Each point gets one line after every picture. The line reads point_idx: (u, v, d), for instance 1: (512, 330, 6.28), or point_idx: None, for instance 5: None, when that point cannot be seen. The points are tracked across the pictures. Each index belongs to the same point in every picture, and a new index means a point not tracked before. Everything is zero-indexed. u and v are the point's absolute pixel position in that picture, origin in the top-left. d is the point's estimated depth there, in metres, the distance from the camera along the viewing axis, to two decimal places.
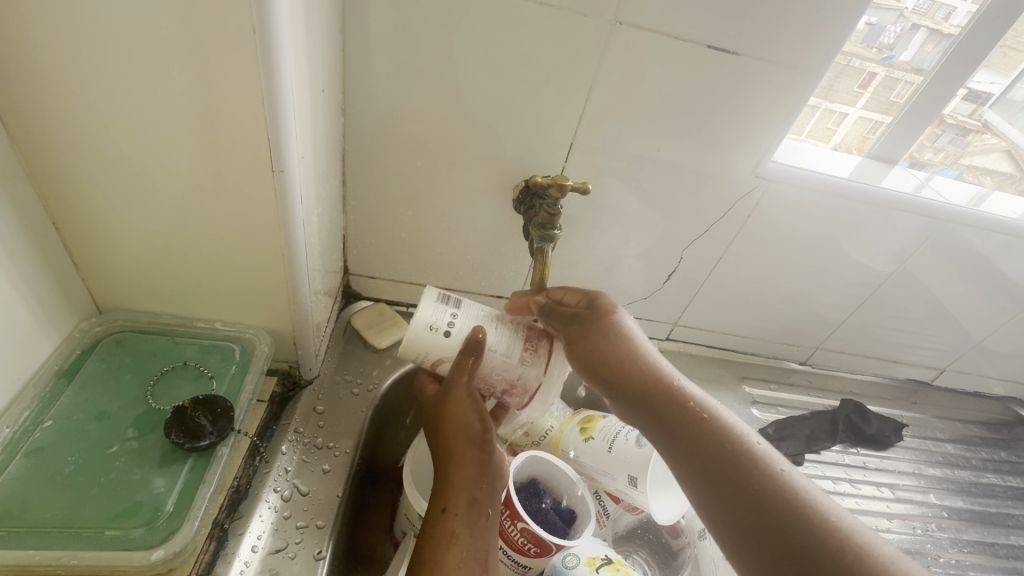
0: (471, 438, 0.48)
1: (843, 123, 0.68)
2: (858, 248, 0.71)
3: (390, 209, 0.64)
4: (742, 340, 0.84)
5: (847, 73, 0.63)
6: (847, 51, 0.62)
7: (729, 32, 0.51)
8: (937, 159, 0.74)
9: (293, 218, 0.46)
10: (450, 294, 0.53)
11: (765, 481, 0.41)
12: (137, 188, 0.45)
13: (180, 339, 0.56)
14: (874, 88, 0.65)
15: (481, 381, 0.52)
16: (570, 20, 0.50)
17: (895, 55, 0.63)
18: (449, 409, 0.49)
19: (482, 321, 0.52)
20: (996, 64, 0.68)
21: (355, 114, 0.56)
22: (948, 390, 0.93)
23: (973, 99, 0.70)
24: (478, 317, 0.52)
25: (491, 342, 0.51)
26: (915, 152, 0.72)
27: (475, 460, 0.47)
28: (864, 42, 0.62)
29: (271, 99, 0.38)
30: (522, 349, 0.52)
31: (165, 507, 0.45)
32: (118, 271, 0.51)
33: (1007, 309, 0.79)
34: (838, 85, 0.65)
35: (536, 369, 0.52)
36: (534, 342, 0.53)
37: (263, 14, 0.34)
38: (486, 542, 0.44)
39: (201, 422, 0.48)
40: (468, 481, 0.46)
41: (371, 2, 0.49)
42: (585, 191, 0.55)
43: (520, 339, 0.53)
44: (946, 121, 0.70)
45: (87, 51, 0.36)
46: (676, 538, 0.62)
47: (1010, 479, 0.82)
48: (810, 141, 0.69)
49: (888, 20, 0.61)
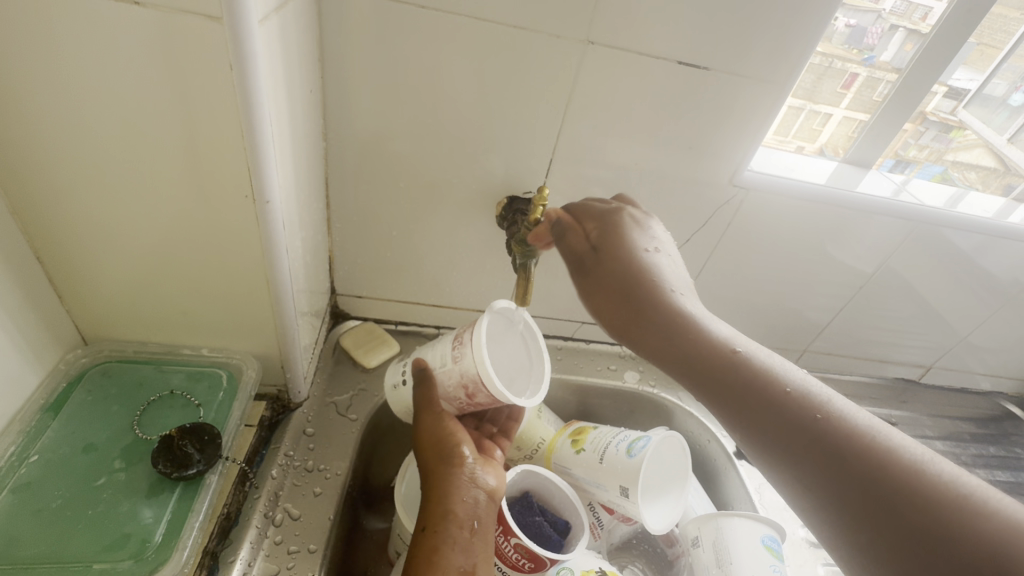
0: (442, 454, 0.50)
1: (828, 124, 0.70)
2: (842, 249, 0.72)
3: (376, 229, 0.64)
4: None
5: (829, 74, 0.66)
6: (827, 52, 0.64)
7: (699, 48, 0.52)
8: (922, 156, 0.76)
9: (276, 245, 0.47)
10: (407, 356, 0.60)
11: (847, 431, 0.39)
12: (122, 219, 0.45)
13: (166, 367, 0.56)
14: (857, 88, 0.67)
15: (447, 402, 0.54)
16: (544, 42, 0.51)
17: (875, 56, 0.65)
18: (414, 439, 0.52)
19: (429, 354, 0.56)
20: (975, 62, 0.70)
21: (337, 138, 0.57)
22: (936, 387, 0.94)
23: (954, 95, 0.72)
24: (427, 353, 0.56)
25: (434, 365, 0.54)
26: (900, 150, 0.74)
27: (448, 474, 0.48)
28: (843, 44, 0.65)
29: (251, 131, 0.39)
30: (450, 349, 0.53)
31: (152, 537, 0.45)
32: (103, 301, 0.51)
33: (991, 305, 0.80)
34: (822, 87, 0.67)
35: (467, 361, 0.51)
36: (459, 335, 0.54)
37: (241, 50, 0.35)
38: (469, 556, 0.44)
39: (189, 451, 0.48)
40: (442, 495, 0.47)
41: (347, 30, 0.50)
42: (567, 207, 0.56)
43: (451, 341, 0.54)
44: (929, 118, 0.73)
45: (73, 89, 0.37)
46: (671, 547, 0.62)
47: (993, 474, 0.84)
48: (797, 141, 0.71)
49: (867, 21, 0.64)
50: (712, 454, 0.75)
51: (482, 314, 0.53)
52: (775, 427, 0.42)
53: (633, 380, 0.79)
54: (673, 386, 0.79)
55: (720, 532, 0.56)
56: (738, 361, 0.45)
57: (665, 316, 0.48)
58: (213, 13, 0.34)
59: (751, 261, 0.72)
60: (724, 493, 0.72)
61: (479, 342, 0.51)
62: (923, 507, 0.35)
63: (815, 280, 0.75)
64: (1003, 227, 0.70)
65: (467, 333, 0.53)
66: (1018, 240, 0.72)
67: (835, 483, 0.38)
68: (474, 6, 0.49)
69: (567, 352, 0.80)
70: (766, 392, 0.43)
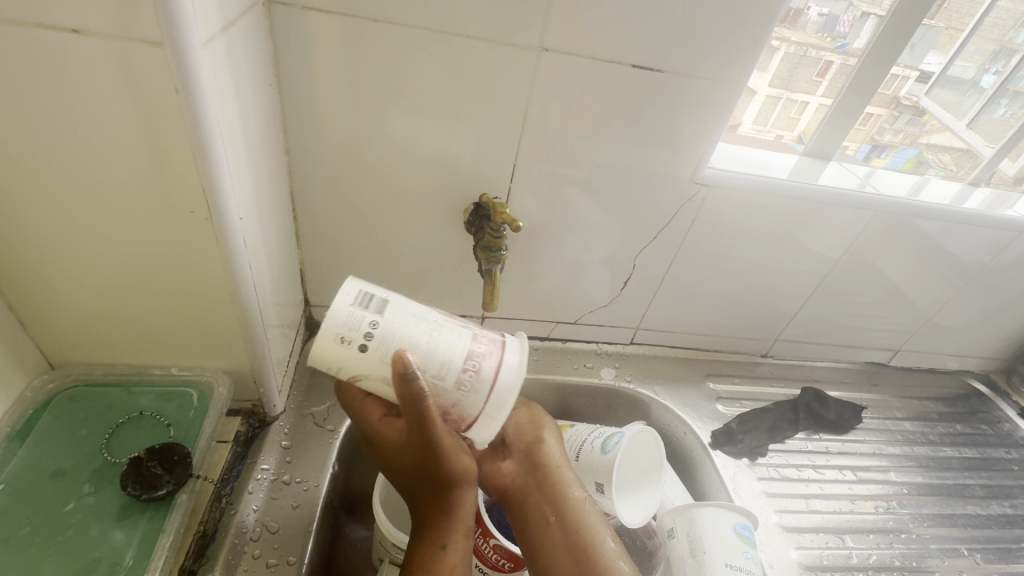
0: (457, 478, 0.47)
1: (805, 111, 0.73)
2: (811, 239, 0.73)
3: (346, 240, 0.65)
4: (706, 338, 0.85)
5: (805, 63, 0.69)
6: (801, 42, 0.68)
7: (649, 50, 0.53)
8: (897, 140, 0.80)
9: (238, 262, 0.47)
10: (375, 294, 0.46)
11: None
12: (78, 244, 0.45)
13: (135, 388, 0.56)
14: (833, 76, 0.70)
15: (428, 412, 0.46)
16: (498, 50, 0.52)
17: (848, 43, 0.68)
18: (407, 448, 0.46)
19: (419, 341, 0.45)
20: (944, 46, 0.75)
21: (299, 151, 0.57)
22: (905, 368, 0.96)
23: (926, 80, 0.77)
24: (417, 336, 0.45)
25: (428, 370, 0.45)
26: (877, 135, 0.78)
27: (460, 494, 0.47)
28: (819, 33, 0.68)
29: (202, 154, 0.40)
30: (463, 373, 0.45)
31: (122, 561, 0.45)
32: (65, 327, 0.51)
33: (953, 285, 0.82)
34: (798, 75, 0.70)
35: (474, 398, 0.46)
36: (477, 362, 0.46)
37: (185, 73, 0.36)
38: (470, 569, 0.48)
39: (157, 472, 0.48)
40: (450, 516, 0.47)
41: (301, 45, 0.50)
42: (517, 229, 0.54)
43: (464, 359, 0.45)
44: (903, 103, 0.76)
45: (17, 117, 0.37)
46: (649, 538, 0.63)
47: (960, 449, 0.87)
48: (776, 130, 0.75)
49: (839, 10, 0.68)
50: (689, 444, 0.77)
51: (515, 360, 0.47)
52: None
53: (610, 376, 0.80)
54: (649, 380, 0.81)
55: (694, 522, 0.57)
56: None
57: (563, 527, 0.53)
58: (154, 38, 0.34)
59: (718, 256, 0.73)
60: (701, 482, 0.74)
61: (505, 395, 0.47)
62: None
63: (785, 272, 0.77)
64: (963, 213, 0.72)
65: (495, 368, 0.46)
66: (980, 224, 0.74)
67: None
68: (426, 21, 0.50)
69: (544, 352, 0.80)
70: None
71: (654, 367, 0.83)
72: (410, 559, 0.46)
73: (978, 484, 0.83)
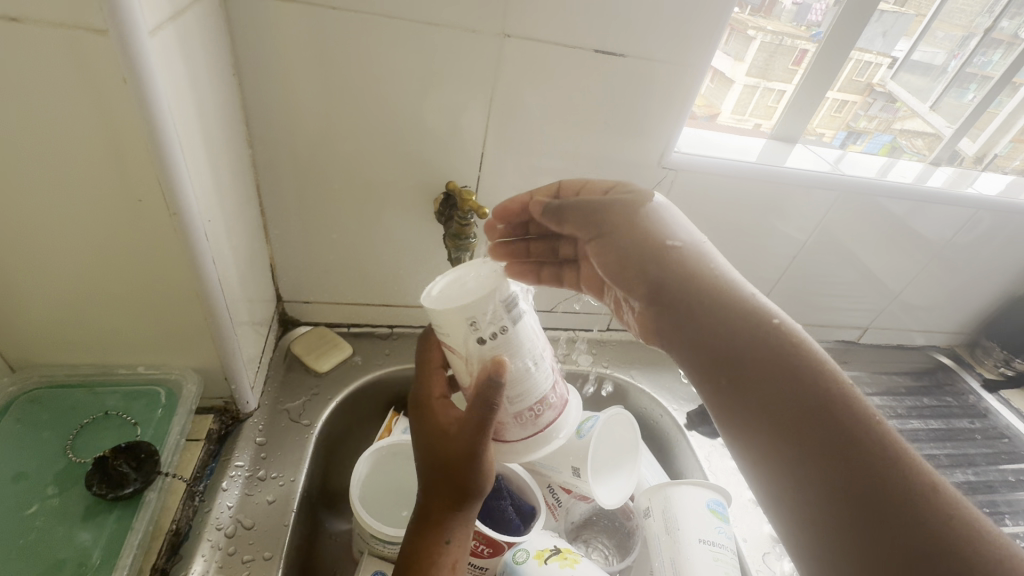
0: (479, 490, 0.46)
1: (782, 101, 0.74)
2: (780, 220, 0.74)
3: (316, 233, 0.64)
4: None
5: (779, 52, 0.70)
6: (776, 31, 0.69)
7: (612, 35, 0.54)
8: (873, 126, 0.81)
9: (200, 256, 0.46)
10: (518, 301, 0.45)
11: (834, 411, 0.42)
12: (32, 242, 0.44)
13: (100, 389, 0.55)
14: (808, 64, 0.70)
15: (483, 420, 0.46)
16: (460, 37, 0.52)
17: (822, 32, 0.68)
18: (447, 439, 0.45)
19: (524, 363, 0.45)
20: (913, 30, 0.76)
21: (263, 144, 0.56)
22: (876, 346, 0.99)
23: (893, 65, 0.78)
24: (527, 359, 0.45)
25: (514, 386, 0.44)
26: (852, 122, 0.80)
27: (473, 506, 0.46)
28: (792, 22, 0.69)
29: (157, 146, 0.39)
30: (529, 407, 0.46)
31: (82, 568, 0.44)
32: (24, 329, 0.49)
33: (919, 262, 0.84)
34: (774, 64, 0.71)
35: (516, 433, 0.47)
36: (541, 406, 0.47)
37: (132, 62, 0.35)
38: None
39: (124, 470, 0.48)
40: (458, 522, 0.46)
41: (258, 35, 0.50)
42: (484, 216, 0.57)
43: (539, 396, 0.46)
44: (877, 90, 0.78)
45: None
46: (629, 520, 0.64)
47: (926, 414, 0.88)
48: (754, 119, 0.75)
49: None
50: (664, 427, 0.78)
51: (565, 433, 0.50)
52: (775, 405, 0.43)
53: (587, 362, 0.81)
54: (626, 365, 0.82)
55: (669, 501, 0.58)
56: (734, 324, 0.47)
57: (664, 274, 0.50)
58: (97, 26, 0.34)
59: None
60: (678, 463, 0.75)
61: (540, 445, 0.49)
62: (896, 496, 0.38)
63: (755, 251, 0.77)
64: (926, 191, 0.75)
65: (551, 419, 0.48)
66: (942, 200, 0.76)
67: (853, 484, 0.39)
68: (386, 7, 0.49)
69: None
70: (770, 359, 0.45)
71: (630, 352, 0.84)
72: (405, 557, 0.45)
73: (943, 453, 0.82)
